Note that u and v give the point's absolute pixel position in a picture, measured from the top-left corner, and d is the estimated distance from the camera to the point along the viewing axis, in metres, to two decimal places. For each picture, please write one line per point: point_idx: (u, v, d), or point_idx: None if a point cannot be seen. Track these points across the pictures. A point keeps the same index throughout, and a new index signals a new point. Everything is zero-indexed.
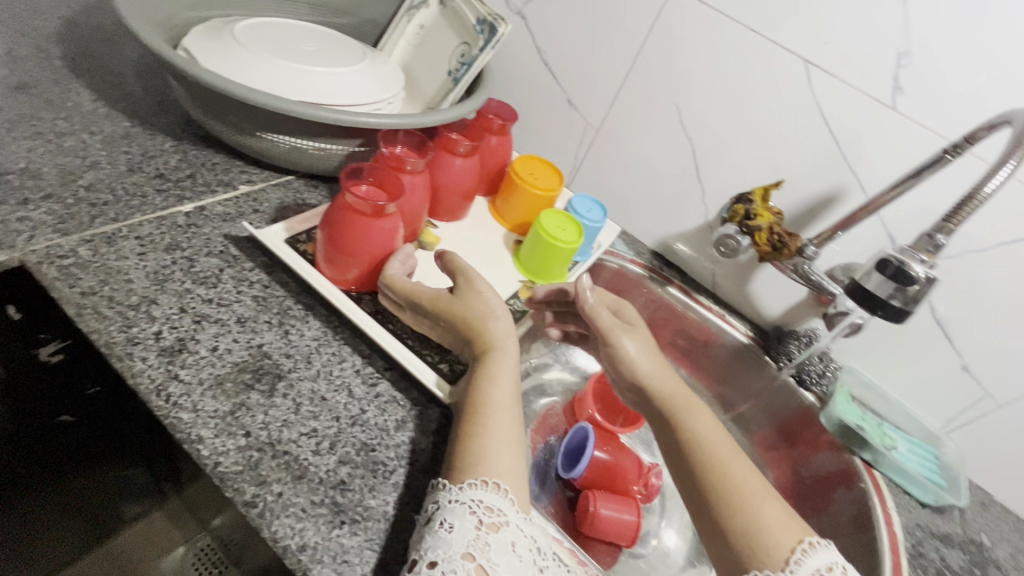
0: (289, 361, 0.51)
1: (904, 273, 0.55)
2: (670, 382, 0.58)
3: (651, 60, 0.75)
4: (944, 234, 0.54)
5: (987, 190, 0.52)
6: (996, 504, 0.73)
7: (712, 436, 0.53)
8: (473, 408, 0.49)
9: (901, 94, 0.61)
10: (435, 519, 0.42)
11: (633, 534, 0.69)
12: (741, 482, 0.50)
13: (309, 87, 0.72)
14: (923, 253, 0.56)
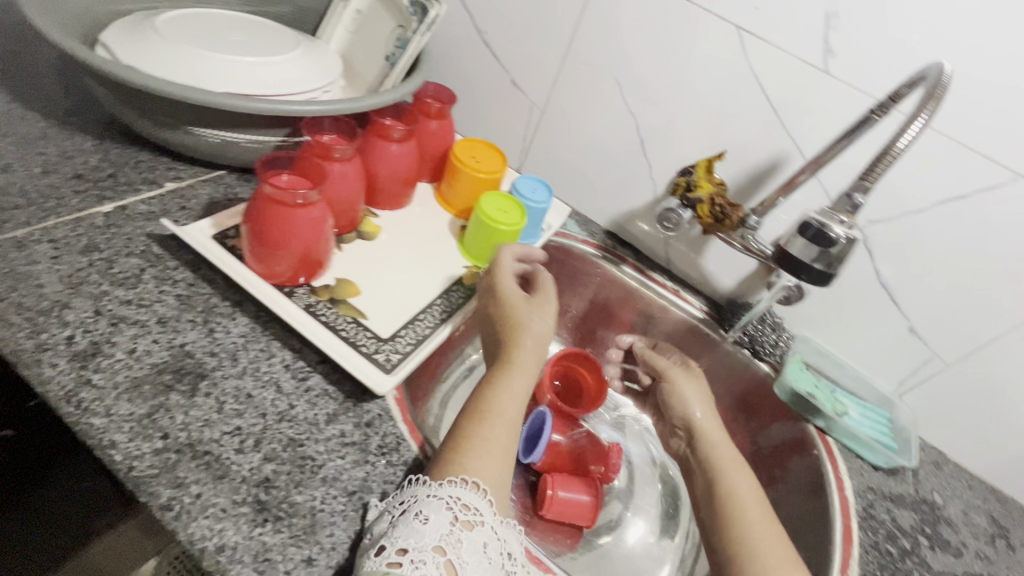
0: (213, 359, 0.50)
1: (824, 236, 0.53)
2: (721, 435, 0.65)
3: (588, 35, 0.73)
4: (861, 193, 0.52)
5: (901, 145, 0.50)
6: (950, 462, 0.74)
7: (740, 478, 0.59)
8: (481, 407, 0.51)
9: (832, 57, 0.60)
10: (408, 511, 0.42)
11: (591, 515, 0.68)
12: (752, 516, 0.55)
13: (240, 77, 0.69)
14: (843, 214, 0.54)
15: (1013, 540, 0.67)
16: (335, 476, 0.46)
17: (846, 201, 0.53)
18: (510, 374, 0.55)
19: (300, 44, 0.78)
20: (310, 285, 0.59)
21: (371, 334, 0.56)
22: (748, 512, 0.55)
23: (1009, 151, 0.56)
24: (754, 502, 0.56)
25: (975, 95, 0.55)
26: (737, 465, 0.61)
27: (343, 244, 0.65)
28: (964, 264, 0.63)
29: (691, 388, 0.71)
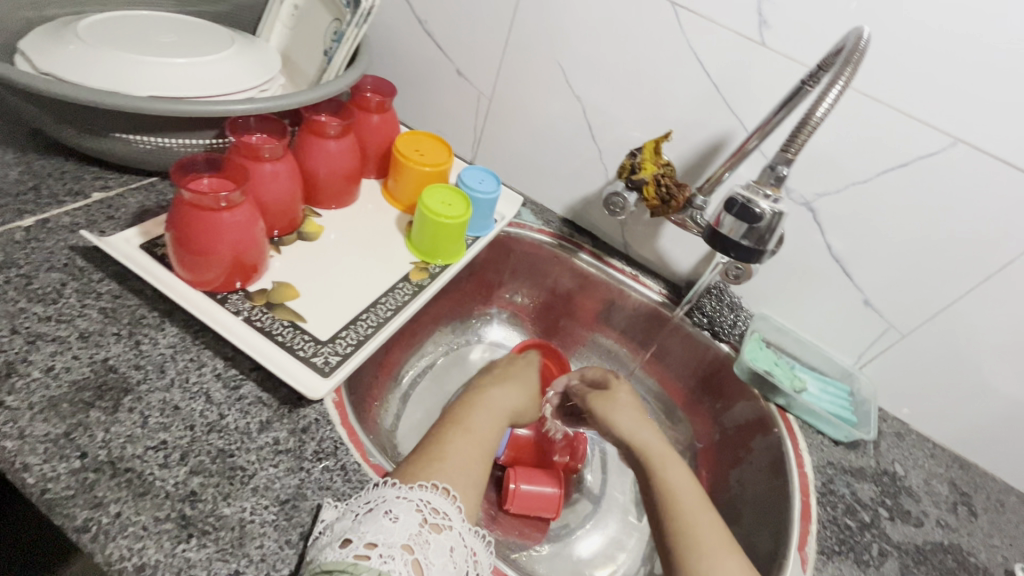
0: (138, 373, 0.48)
1: (748, 211, 0.52)
2: (650, 437, 0.63)
3: (527, 19, 0.72)
4: (784, 165, 0.51)
5: (819, 115, 0.48)
6: (912, 432, 0.74)
7: (675, 476, 0.58)
8: (456, 420, 0.58)
9: (767, 29, 0.59)
10: (376, 509, 0.43)
11: (557, 506, 0.67)
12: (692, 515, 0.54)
13: (175, 80, 0.64)
14: (766, 188, 0.53)
15: (975, 507, 0.67)
16: (267, 485, 0.45)
17: (771, 173, 0.52)
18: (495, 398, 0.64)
19: (234, 40, 0.73)
20: (246, 290, 0.57)
21: (309, 337, 0.55)
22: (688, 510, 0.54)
23: (947, 116, 0.55)
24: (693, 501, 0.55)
25: (910, 59, 0.54)
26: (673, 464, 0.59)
27: (282, 246, 0.64)
28: (913, 233, 0.62)
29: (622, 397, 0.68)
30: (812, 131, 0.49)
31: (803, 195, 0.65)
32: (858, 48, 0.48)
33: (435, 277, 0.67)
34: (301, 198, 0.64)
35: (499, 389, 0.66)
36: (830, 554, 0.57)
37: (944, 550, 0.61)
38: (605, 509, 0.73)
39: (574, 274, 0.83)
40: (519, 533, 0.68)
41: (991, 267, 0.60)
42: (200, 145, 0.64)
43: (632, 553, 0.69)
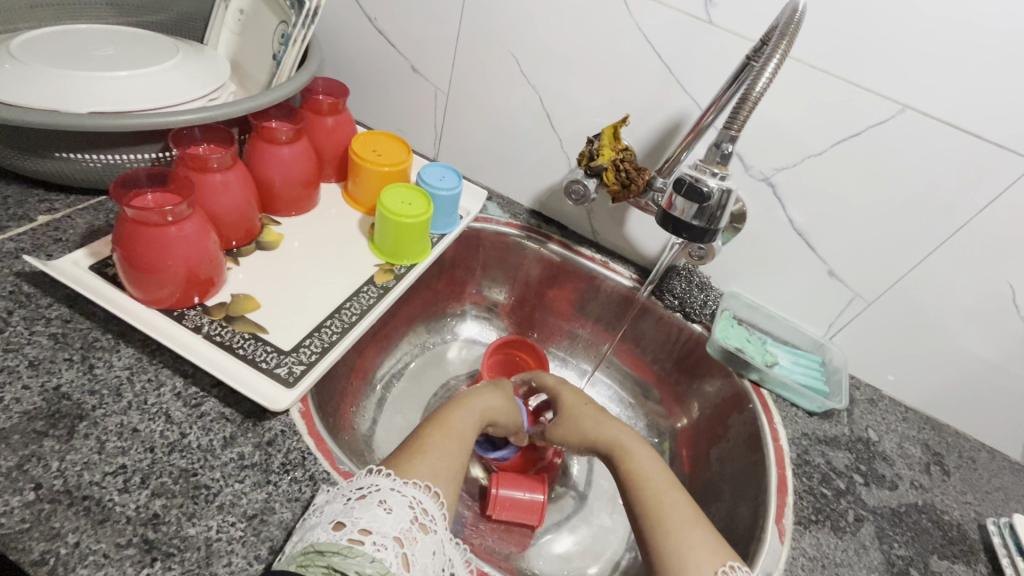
0: (93, 398, 0.47)
1: (697, 190, 0.52)
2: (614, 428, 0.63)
3: (476, 11, 0.71)
4: (728, 143, 0.51)
5: (759, 90, 0.48)
6: (884, 397, 0.75)
7: (644, 459, 0.59)
8: (440, 417, 0.56)
9: (714, 7, 0.58)
10: (369, 497, 0.42)
11: (540, 511, 0.65)
12: (662, 494, 0.54)
13: (116, 94, 0.62)
14: (714, 166, 0.53)
15: (947, 466, 0.68)
16: (233, 501, 0.44)
17: (716, 151, 0.52)
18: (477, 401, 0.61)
19: (179, 49, 0.71)
20: (204, 305, 0.56)
21: (272, 348, 0.54)
22: (657, 490, 0.55)
23: (894, 83, 0.55)
24: (663, 482, 0.56)
25: (855, 28, 0.54)
26: (642, 448, 0.60)
27: (240, 257, 0.62)
28: (870, 202, 0.62)
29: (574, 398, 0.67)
30: (752, 107, 0.48)
31: (762, 171, 0.65)
32: (795, 19, 0.48)
33: (400, 278, 0.66)
34: (257, 207, 0.63)
35: (483, 394, 0.63)
36: (807, 524, 0.58)
37: (918, 511, 0.62)
38: (589, 497, 0.73)
39: (544, 265, 0.83)
40: (495, 539, 0.65)
41: (949, 230, 0.60)
42: (146, 160, 0.62)
43: (616, 538, 0.69)
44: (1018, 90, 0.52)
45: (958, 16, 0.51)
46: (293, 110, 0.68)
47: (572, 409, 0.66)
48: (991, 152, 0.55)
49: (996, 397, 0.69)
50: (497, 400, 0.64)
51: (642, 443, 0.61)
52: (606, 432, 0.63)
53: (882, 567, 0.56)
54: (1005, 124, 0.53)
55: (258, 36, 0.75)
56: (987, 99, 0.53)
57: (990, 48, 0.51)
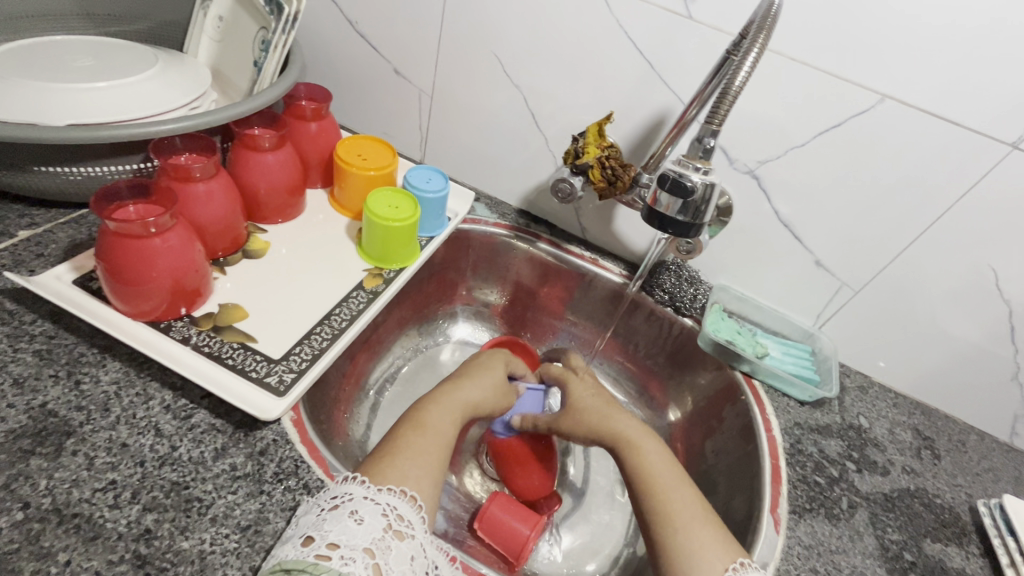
0: (80, 414, 0.47)
1: (680, 185, 0.52)
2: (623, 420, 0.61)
3: (456, 11, 0.70)
4: (710, 137, 0.51)
5: (738, 84, 0.48)
6: (875, 384, 0.76)
7: (652, 453, 0.57)
8: (416, 417, 0.55)
9: (693, 2, 0.58)
10: (342, 507, 0.42)
11: (523, 552, 0.60)
12: (672, 494, 0.53)
13: (94, 105, 0.61)
14: (697, 162, 0.53)
15: (938, 450, 0.69)
16: (226, 513, 0.44)
17: (698, 146, 0.53)
18: (453, 397, 0.59)
19: (158, 58, 0.70)
20: (191, 315, 0.55)
21: (261, 357, 0.54)
22: (667, 490, 0.54)
23: (873, 73, 0.55)
24: (671, 480, 0.55)
25: (831, 19, 0.54)
26: (649, 441, 0.59)
27: (227, 266, 0.62)
28: (854, 191, 0.63)
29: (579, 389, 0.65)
30: (732, 101, 0.49)
31: (746, 164, 0.65)
32: (771, 12, 0.48)
33: (389, 282, 0.66)
34: (242, 215, 0.63)
35: (468, 388, 0.61)
36: (802, 512, 0.58)
37: (911, 495, 0.63)
38: (586, 494, 0.73)
39: (533, 264, 0.83)
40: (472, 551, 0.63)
41: (931, 217, 0.61)
42: (129, 171, 0.62)
43: (614, 534, 0.69)
44: (994, 76, 0.52)
45: (933, 4, 0.51)
46: (276, 117, 0.68)
47: (579, 401, 0.64)
48: (970, 138, 0.55)
49: (984, 380, 0.70)
50: (482, 390, 0.62)
51: (649, 434, 0.60)
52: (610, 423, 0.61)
53: (877, 552, 0.56)
54: (983, 110, 0.54)
55: (238, 43, 0.74)
56: (965, 86, 0.53)
57: (966, 35, 0.51)
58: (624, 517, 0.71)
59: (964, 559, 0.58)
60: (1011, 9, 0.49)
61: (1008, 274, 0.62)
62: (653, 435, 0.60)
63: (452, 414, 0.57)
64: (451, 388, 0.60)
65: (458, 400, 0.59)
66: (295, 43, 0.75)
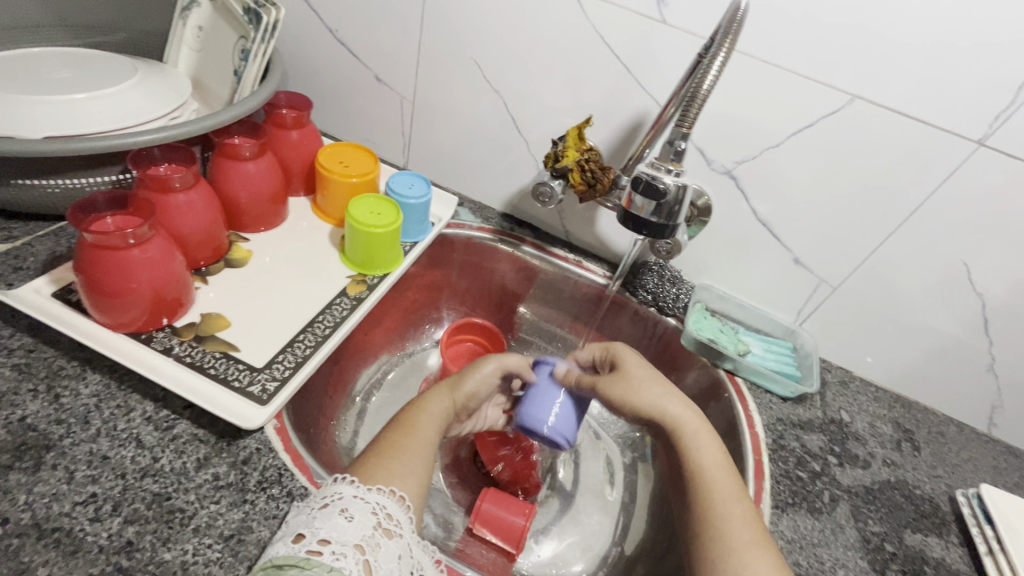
0: (60, 428, 0.47)
1: (653, 187, 0.53)
2: (685, 413, 0.58)
3: (435, 19, 0.71)
4: (681, 140, 0.52)
5: (708, 88, 0.49)
6: (856, 378, 0.77)
7: (709, 454, 0.55)
8: (405, 421, 0.56)
9: (666, 7, 0.59)
10: (332, 506, 0.42)
11: (520, 542, 0.62)
12: (729, 504, 0.51)
13: (72, 117, 0.60)
14: (669, 163, 0.54)
15: (918, 441, 0.70)
16: (209, 523, 0.44)
17: (670, 148, 0.53)
18: (447, 385, 0.62)
19: (137, 69, 0.70)
20: (172, 326, 0.55)
21: (244, 366, 0.54)
22: (724, 499, 0.52)
23: (843, 74, 0.57)
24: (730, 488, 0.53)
25: (800, 21, 0.55)
26: (707, 440, 0.56)
27: (209, 276, 0.62)
28: (829, 190, 0.64)
29: (636, 371, 0.59)
30: (701, 105, 0.50)
31: (723, 164, 0.66)
32: (736, 17, 0.50)
33: (373, 288, 0.66)
34: (224, 224, 0.63)
35: (461, 374, 0.63)
36: (784, 507, 0.59)
37: (892, 487, 0.64)
38: (574, 495, 0.74)
39: (518, 267, 0.83)
40: (468, 552, 0.64)
41: (902, 214, 0.62)
42: (108, 182, 0.61)
43: (602, 534, 0.70)
44: (959, 76, 0.53)
45: (898, 6, 0.52)
46: (256, 126, 0.68)
47: (636, 382, 0.59)
48: (937, 136, 0.57)
49: (962, 372, 0.71)
50: (448, 397, 0.61)
51: (706, 431, 0.57)
52: (671, 411, 0.57)
53: (859, 544, 0.57)
54: (950, 109, 0.55)
55: (216, 52, 0.74)
56: (931, 85, 0.54)
57: (931, 35, 0.52)
58: (612, 516, 0.72)
59: (943, 548, 0.59)
60: (972, 10, 0.50)
61: (979, 269, 0.63)
62: (710, 432, 0.57)
63: (441, 415, 0.58)
64: (423, 397, 0.60)
65: (456, 390, 0.61)
66: (275, 52, 0.75)
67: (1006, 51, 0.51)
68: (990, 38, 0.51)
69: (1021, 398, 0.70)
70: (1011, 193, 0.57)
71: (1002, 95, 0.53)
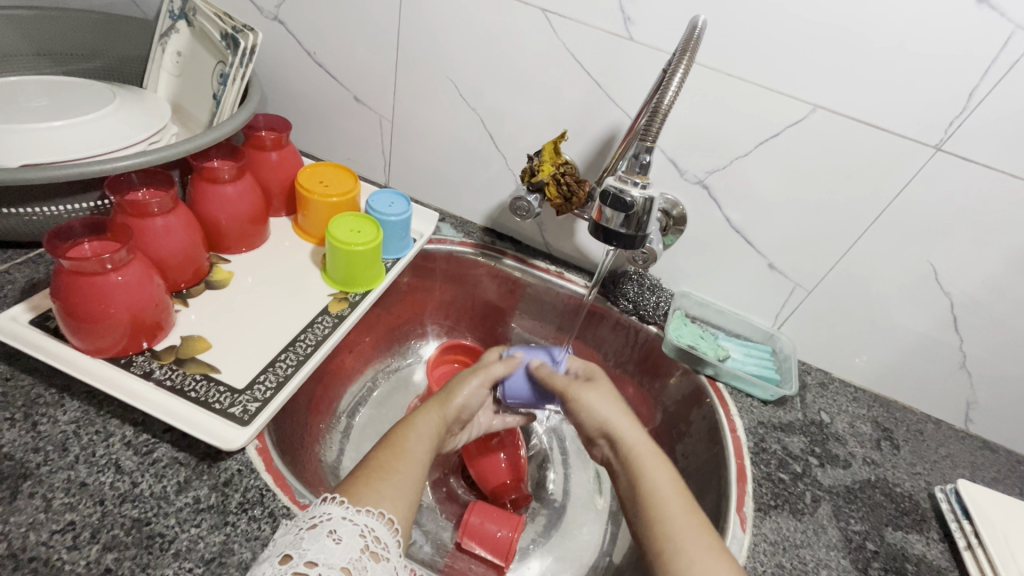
0: (38, 456, 0.47)
1: (621, 200, 0.54)
2: (630, 436, 0.59)
3: (410, 41, 0.73)
4: (645, 153, 0.54)
5: (669, 102, 0.51)
6: (835, 379, 0.78)
7: (656, 473, 0.55)
8: (396, 441, 0.55)
9: (632, 24, 0.61)
10: (320, 527, 0.42)
11: (508, 553, 0.62)
12: (676, 518, 0.51)
13: (50, 145, 0.61)
14: (635, 176, 0.55)
15: (897, 440, 0.72)
16: (190, 547, 0.44)
17: (635, 162, 0.55)
18: (435, 403, 0.61)
19: (116, 94, 0.71)
20: (152, 349, 0.55)
21: (224, 388, 0.54)
22: (670, 514, 0.52)
23: (803, 87, 0.59)
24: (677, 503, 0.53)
25: (760, 36, 0.57)
26: (653, 461, 0.57)
27: (190, 298, 0.62)
28: (798, 196, 0.66)
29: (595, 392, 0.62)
30: (663, 118, 0.51)
31: (695, 175, 0.68)
32: (693, 35, 0.52)
33: (355, 305, 0.67)
34: (203, 247, 0.63)
35: (449, 389, 0.63)
36: (767, 510, 0.59)
37: (872, 486, 0.65)
38: (560, 505, 0.74)
39: (501, 280, 0.84)
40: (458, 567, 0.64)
41: (868, 218, 0.64)
42: (86, 209, 0.62)
43: (591, 544, 0.70)
44: (913, 84, 0.55)
45: (859, 7, 0.53)
46: (236, 149, 0.68)
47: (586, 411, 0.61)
48: (897, 142, 0.59)
49: (936, 370, 0.73)
50: (438, 416, 0.60)
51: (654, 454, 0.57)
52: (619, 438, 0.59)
53: (840, 544, 0.58)
54: (907, 117, 0.57)
55: (195, 77, 0.75)
56: (888, 94, 0.57)
57: (884, 47, 0.55)
58: (600, 526, 0.72)
59: (924, 545, 0.60)
60: (921, 23, 0.53)
61: (946, 269, 0.65)
62: (656, 453, 0.57)
63: (432, 433, 0.58)
64: (413, 416, 0.59)
65: (447, 405, 0.61)
66: (254, 75, 0.75)
67: (957, 60, 0.53)
68: (942, 49, 0.53)
69: (995, 395, 0.72)
70: (970, 195, 0.59)
71: (954, 103, 0.55)
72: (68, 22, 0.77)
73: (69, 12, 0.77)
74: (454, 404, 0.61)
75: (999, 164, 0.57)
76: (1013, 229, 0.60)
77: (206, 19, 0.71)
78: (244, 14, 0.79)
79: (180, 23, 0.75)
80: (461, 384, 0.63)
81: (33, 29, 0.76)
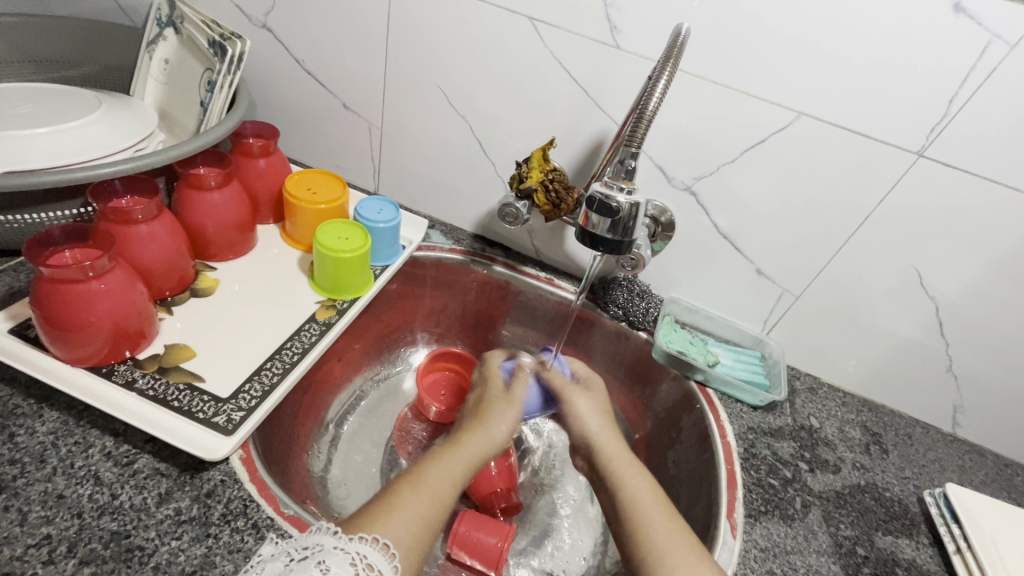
0: (13, 468, 0.46)
1: (606, 206, 0.55)
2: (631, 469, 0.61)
3: (398, 48, 0.73)
4: (631, 159, 0.54)
5: (654, 107, 0.51)
6: (824, 384, 0.79)
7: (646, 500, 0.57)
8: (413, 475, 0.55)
9: (619, 33, 0.62)
10: (310, 558, 0.41)
11: (498, 564, 0.62)
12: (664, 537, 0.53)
13: (33, 150, 0.60)
14: (621, 182, 0.56)
15: (886, 444, 0.72)
16: (170, 560, 0.43)
17: (620, 168, 0.55)
18: (467, 437, 0.63)
19: (103, 101, 0.70)
20: (135, 358, 0.55)
21: (208, 397, 0.53)
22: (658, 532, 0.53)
23: (788, 93, 0.59)
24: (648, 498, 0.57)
25: (744, 46, 0.58)
26: (625, 466, 0.61)
27: (175, 305, 0.62)
28: (784, 203, 0.66)
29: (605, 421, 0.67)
30: (647, 124, 0.52)
31: (683, 181, 0.68)
32: (677, 43, 0.53)
33: (343, 312, 0.66)
34: (189, 254, 0.62)
35: (482, 423, 0.65)
36: (757, 516, 0.59)
37: (862, 491, 0.65)
38: (550, 514, 0.73)
39: (490, 287, 0.84)
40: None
41: (854, 223, 0.65)
42: (69, 216, 0.61)
43: (582, 553, 0.69)
44: (895, 90, 0.56)
45: (840, 14, 0.54)
46: (221, 156, 0.68)
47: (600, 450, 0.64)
48: (880, 148, 0.59)
49: (923, 374, 0.73)
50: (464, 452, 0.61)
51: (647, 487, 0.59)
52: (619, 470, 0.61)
53: (831, 549, 0.58)
54: (891, 123, 0.58)
55: (182, 84, 0.74)
56: (870, 102, 0.57)
57: (867, 54, 0.55)
58: (591, 533, 0.71)
59: (914, 549, 0.60)
60: (900, 32, 0.53)
61: (931, 273, 0.65)
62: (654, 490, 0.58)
63: (459, 467, 0.58)
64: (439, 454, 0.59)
65: (478, 439, 0.63)
66: (242, 82, 0.75)
67: (936, 67, 0.54)
68: (922, 56, 0.54)
69: (982, 399, 0.72)
70: (953, 200, 0.60)
71: (934, 111, 0.56)
72: (57, 30, 0.77)
73: (57, 20, 0.76)
74: (495, 431, 0.64)
75: (980, 170, 0.58)
76: (997, 232, 0.60)
77: (194, 27, 0.71)
78: (233, 24, 0.80)
79: (168, 31, 0.75)
80: (492, 417, 0.66)
81: (22, 38, 0.76)
